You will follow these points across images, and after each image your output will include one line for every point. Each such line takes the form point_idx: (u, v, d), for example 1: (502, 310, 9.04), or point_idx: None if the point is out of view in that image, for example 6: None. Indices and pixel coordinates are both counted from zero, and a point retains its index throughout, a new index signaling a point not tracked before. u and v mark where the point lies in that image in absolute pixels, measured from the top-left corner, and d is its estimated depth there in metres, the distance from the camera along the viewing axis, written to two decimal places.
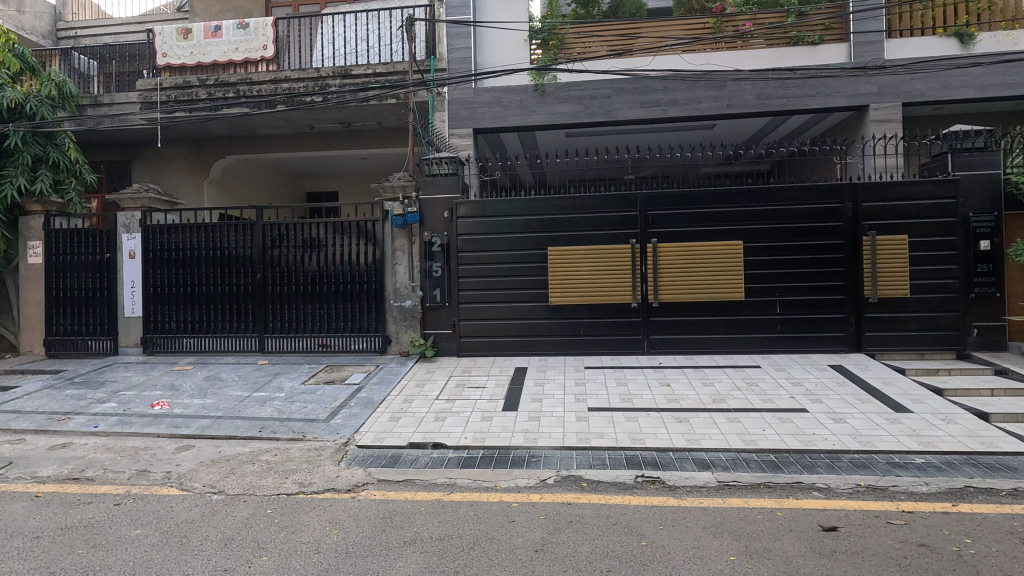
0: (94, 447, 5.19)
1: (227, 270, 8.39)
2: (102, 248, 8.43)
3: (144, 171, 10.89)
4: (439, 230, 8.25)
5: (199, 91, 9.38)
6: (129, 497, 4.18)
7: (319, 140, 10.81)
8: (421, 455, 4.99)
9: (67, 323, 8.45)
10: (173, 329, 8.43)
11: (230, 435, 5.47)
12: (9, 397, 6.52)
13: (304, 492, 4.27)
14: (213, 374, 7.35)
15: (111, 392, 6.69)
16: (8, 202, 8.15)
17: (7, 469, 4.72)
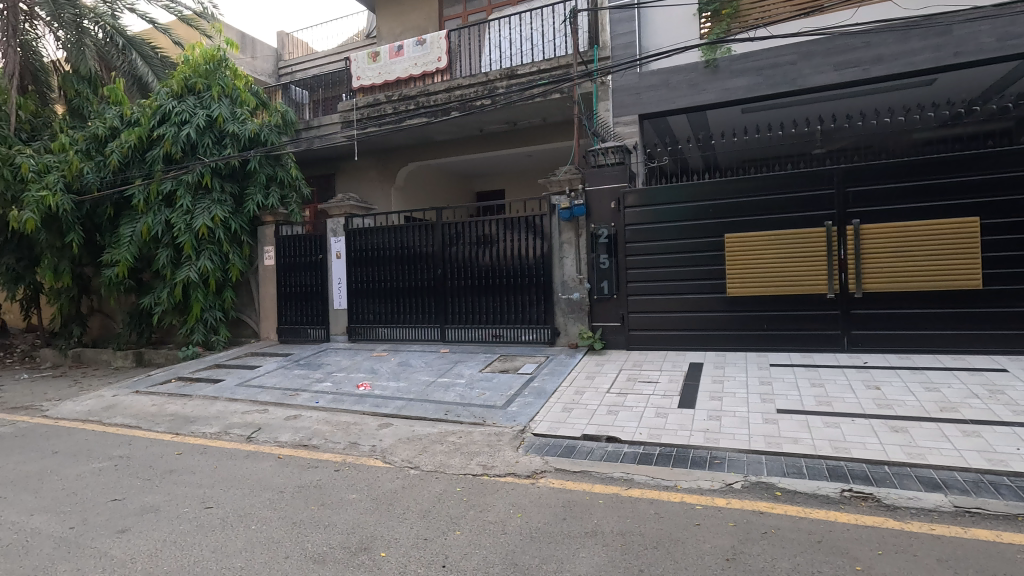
0: (317, 419, 6.13)
1: (413, 267, 9.28)
2: (316, 250, 9.90)
3: (344, 182, 12.53)
4: (606, 221, 8.14)
5: (386, 107, 10.48)
6: (345, 465, 4.85)
7: (488, 141, 11.40)
8: (596, 447, 5.00)
9: (293, 314, 10.07)
10: (371, 319, 9.59)
11: (422, 416, 6.04)
12: (256, 375, 8.00)
13: (488, 474, 4.55)
14: (404, 361, 8.20)
15: (327, 373, 7.84)
16: (251, 215, 9.90)
17: (258, 433, 5.79)
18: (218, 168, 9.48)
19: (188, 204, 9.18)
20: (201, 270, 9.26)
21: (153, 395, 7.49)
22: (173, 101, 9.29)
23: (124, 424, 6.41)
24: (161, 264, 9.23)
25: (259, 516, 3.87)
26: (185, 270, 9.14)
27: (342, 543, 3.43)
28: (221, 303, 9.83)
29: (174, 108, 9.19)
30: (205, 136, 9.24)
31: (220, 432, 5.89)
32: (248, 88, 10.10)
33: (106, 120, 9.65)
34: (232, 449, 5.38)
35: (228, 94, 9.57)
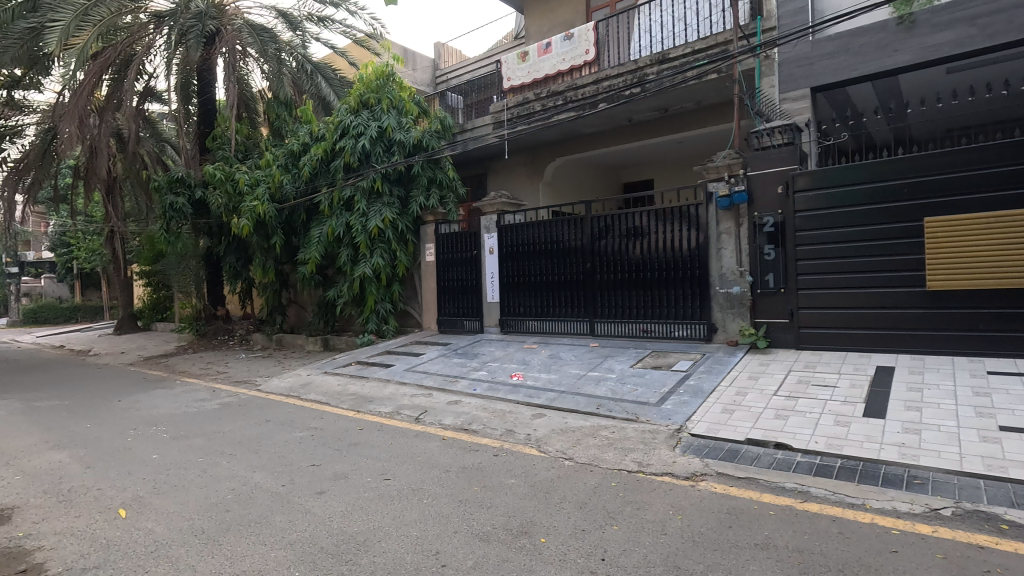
0: (475, 406, 6.50)
1: (563, 261, 9.40)
2: (471, 246, 10.48)
3: (495, 180, 13.10)
4: (771, 208, 7.44)
5: (535, 105, 10.73)
6: (503, 451, 5.07)
7: (637, 130, 11.10)
8: (763, 453, 4.61)
9: (451, 306, 10.80)
10: (522, 312, 9.93)
11: (573, 408, 6.10)
12: (420, 362, 8.73)
13: (644, 472, 4.44)
14: (554, 353, 8.36)
15: (483, 362, 8.29)
16: (415, 215, 10.80)
17: (425, 415, 6.32)
18: (387, 174, 10.48)
19: (363, 208, 10.27)
20: (374, 266, 10.33)
21: (338, 376, 8.56)
22: (351, 116, 10.45)
23: (317, 400, 7.42)
24: (342, 261, 10.47)
25: (429, 491, 4.21)
26: (361, 266, 10.27)
27: (504, 525, 3.60)
28: (390, 296, 10.87)
29: (352, 122, 10.32)
30: (377, 146, 10.28)
31: (393, 412, 6.54)
32: (412, 98, 11.00)
33: (300, 138, 11.19)
34: (404, 428, 5.94)
35: (395, 106, 10.54)
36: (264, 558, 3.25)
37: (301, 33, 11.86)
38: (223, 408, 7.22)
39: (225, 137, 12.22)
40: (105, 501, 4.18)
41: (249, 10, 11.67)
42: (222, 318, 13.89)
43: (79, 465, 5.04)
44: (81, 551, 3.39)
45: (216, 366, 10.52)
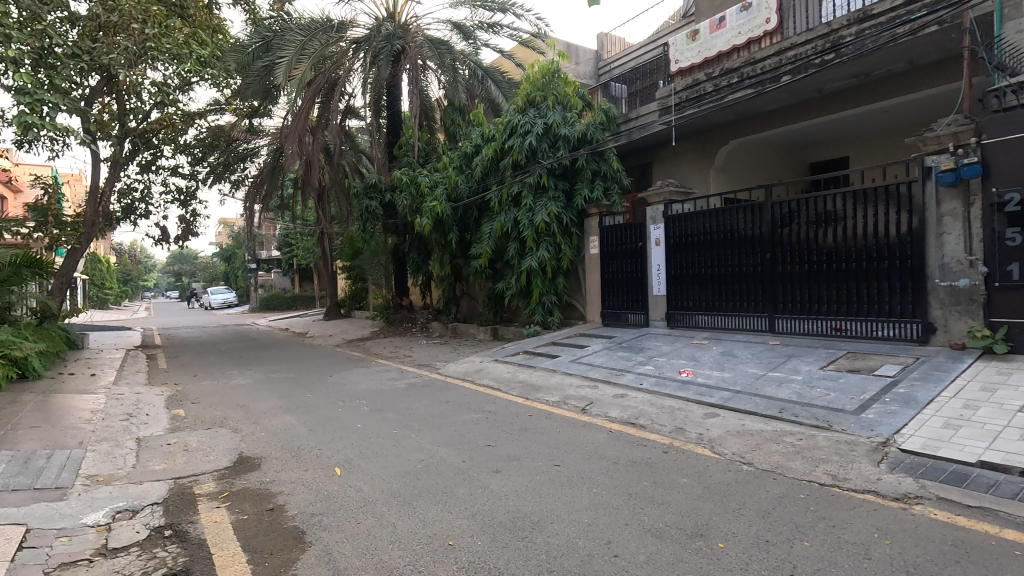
0: (642, 400, 6.39)
1: (739, 251, 8.78)
2: (636, 238, 10.29)
3: (661, 169, 12.64)
4: (1017, 182, 6.04)
5: (707, 86, 10.09)
6: (674, 448, 4.91)
7: (828, 102, 9.84)
8: (1003, 480, 3.81)
9: (615, 299, 10.71)
10: (690, 306, 9.50)
11: (751, 410, 5.67)
12: (585, 354, 8.81)
13: (839, 487, 3.96)
14: (727, 350, 7.83)
15: (649, 357, 8.08)
16: (579, 208, 10.89)
17: (591, 407, 6.38)
18: (553, 169, 10.73)
19: (530, 203, 10.65)
20: (540, 259, 10.65)
21: (507, 364, 9.04)
22: (519, 115, 10.88)
23: (489, 386, 7.93)
24: (510, 255, 10.99)
25: (598, 481, 4.25)
26: (528, 260, 10.67)
27: (678, 524, 3.49)
28: (554, 289, 11.13)
29: (519, 121, 10.73)
30: (543, 142, 10.56)
31: (560, 402, 6.72)
32: (576, 92, 11.09)
33: (473, 140, 11.97)
34: (571, 417, 6.06)
35: (561, 101, 10.73)
36: (450, 525, 3.58)
37: (473, 42, 12.67)
38: (410, 388, 8.09)
39: (409, 144, 13.58)
40: (325, 459, 4.97)
41: (428, 26, 12.79)
42: (406, 307, 15.50)
43: (304, 428, 6.05)
44: (310, 498, 4.07)
45: (403, 350, 11.79)
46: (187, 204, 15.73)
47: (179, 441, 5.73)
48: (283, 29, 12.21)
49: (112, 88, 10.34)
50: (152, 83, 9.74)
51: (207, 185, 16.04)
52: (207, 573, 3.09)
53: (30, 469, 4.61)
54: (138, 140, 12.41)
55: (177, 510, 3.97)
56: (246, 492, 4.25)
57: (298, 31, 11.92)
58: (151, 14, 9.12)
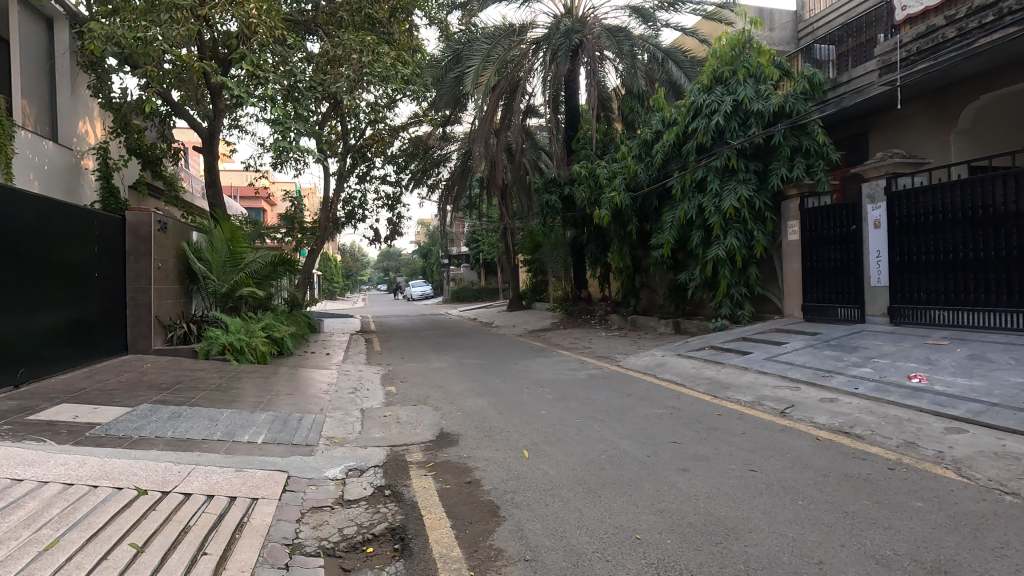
0: (858, 407, 5.55)
1: (996, 231, 7.15)
2: (849, 221, 8.97)
3: (881, 138, 10.82)
4: None
5: (947, 31, 8.32)
6: (903, 466, 4.17)
7: None
8: None
9: (819, 291, 9.49)
10: (922, 300, 7.98)
11: (1015, 429, 4.55)
12: (783, 351, 7.96)
13: None
14: (977, 353, 6.39)
15: (865, 358, 6.98)
16: (775, 190, 9.85)
17: (792, 410, 5.74)
18: (743, 149, 9.88)
19: (717, 188, 9.96)
20: (729, 248, 9.87)
21: (692, 359, 8.59)
22: (704, 94, 10.19)
23: (673, 381, 7.63)
24: (695, 244, 10.40)
25: (804, 493, 3.80)
26: (714, 249, 9.98)
27: (911, 554, 2.96)
28: (746, 280, 10.23)
29: (705, 101, 10.05)
30: (732, 120, 9.74)
31: (754, 402, 6.17)
32: (772, 61, 10.00)
33: (653, 126, 11.54)
34: (768, 420, 5.53)
35: (753, 74, 9.80)
36: (637, 519, 3.52)
37: (653, 24, 12.22)
38: (591, 378, 8.19)
39: (587, 137, 13.64)
40: (514, 441, 5.26)
41: (606, 15, 12.67)
42: (585, 299, 15.66)
43: (494, 410, 6.50)
44: (501, 476, 4.36)
45: (582, 342, 11.95)
46: (393, 208, 17.94)
47: (392, 414, 6.58)
48: (470, 40, 13.15)
49: (337, 112, 12.21)
50: (367, 104, 11.30)
51: (409, 189, 18.10)
52: (419, 531, 3.49)
53: (289, 428, 5.70)
54: (356, 155, 14.51)
55: (394, 473, 4.57)
56: (447, 464, 4.72)
57: (484, 39, 12.73)
58: (366, 44, 10.56)
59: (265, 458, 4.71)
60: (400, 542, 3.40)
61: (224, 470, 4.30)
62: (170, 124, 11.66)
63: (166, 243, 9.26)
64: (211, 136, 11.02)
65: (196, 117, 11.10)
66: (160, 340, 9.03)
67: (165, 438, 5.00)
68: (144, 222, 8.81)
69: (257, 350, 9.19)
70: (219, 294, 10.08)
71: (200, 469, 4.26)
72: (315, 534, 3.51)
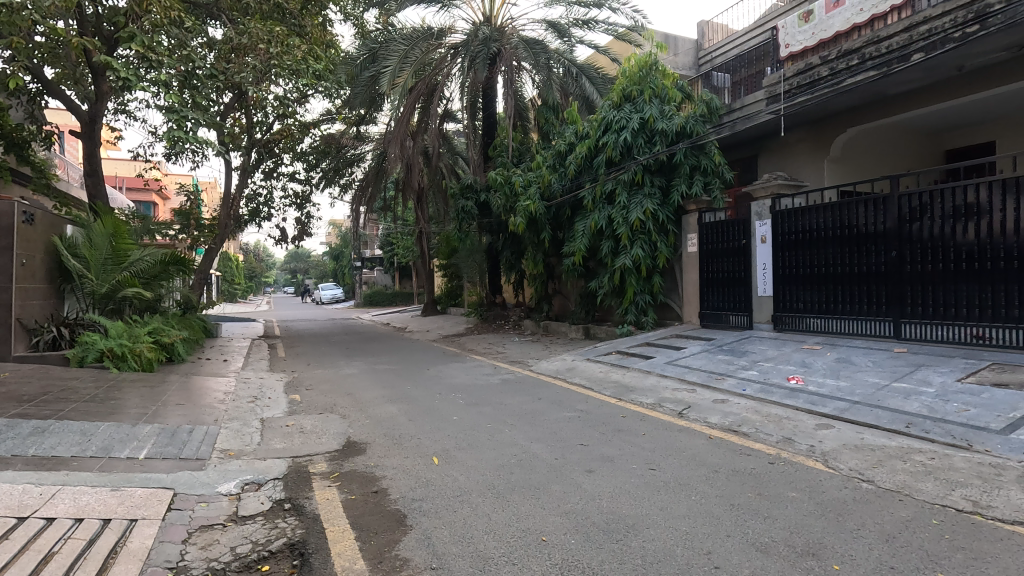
0: (745, 407, 6.03)
1: (861, 249, 8.08)
2: (740, 235, 9.75)
3: (769, 161, 11.89)
4: None
5: (821, 69, 9.34)
6: (781, 460, 4.59)
7: (972, 81, 8.79)
8: None
9: (714, 300, 10.23)
10: (801, 309, 8.87)
11: (872, 424, 5.17)
12: (682, 356, 8.49)
13: (980, 515, 3.48)
14: (844, 357, 7.19)
15: (752, 361, 7.63)
16: (677, 205, 10.52)
17: (688, 411, 6.15)
18: (649, 165, 10.45)
19: (625, 200, 10.45)
20: (635, 258, 10.39)
21: (600, 363, 8.94)
22: (614, 110, 10.69)
23: (582, 385, 7.88)
24: (604, 253, 10.83)
25: (697, 488, 4.08)
26: (622, 258, 10.45)
27: (786, 540, 3.26)
28: (650, 288, 10.80)
29: (614, 117, 10.55)
30: (638, 137, 10.29)
31: (655, 404, 6.53)
32: (675, 84, 10.71)
33: (566, 138, 11.95)
34: (668, 421, 5.87)
35: (658, 95, 10.42)
36: (544, 521, 3.60)
37: (568, 39, 12.65)
38: (504, 383, 8.27)
39: (503, 145, 13.88)
40: (423, 448, 5.19)
41: (523, 27, 12.95)
42: (499, 305, 15.81)
43: (405, 417, 6.37)
44: (410, 484, 4.29)
45: (495, 347, 12.03)
46: (302, 207, 17.13)
47: (295, 423, 6.25)
48: (387, 40, 12.93)
49: (242, 103, 11.51)
50: (275, 98, 10.75)
51: (320, 189, 17.39)
52: (321, 545, 3.35)
53: (177, 441, 5.26)
54: (262, 149, 13.76)
55: (295, 486, 4.34)
56: (354, 474, 4.56)
57: (401, 40, 12.57)
58: (274, 35, 10.04)
59: (147, 475, 4.31)
60: (299, 558, 3.24)
61: (96, 490, 3.88)
62: (41, 103, 10.38)
63: (33, 237, 8.25)
64: (92, 120, 9.94)
65: (74, 98, 9.99)
66: (22, 347, 7.99)
67: (25, 457, 4.43)
68: (5, 213, 7.80)
69: (142, 357, 8.36)
70: (98, 294, 9.11)
71: (67, 490, 3.82)
72: (204, 555, 3.26)
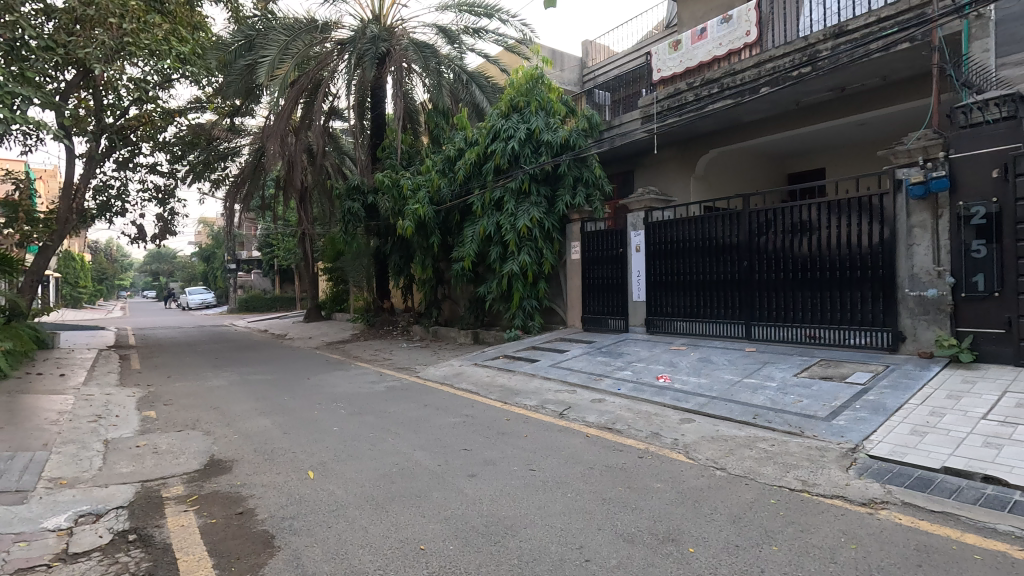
0: (619, 406, 6.42)
1: (719, 259, 8.97)
2: (617, 244, 10.39)
3: (643, 176, 12.83)
4: (981, 196, 6.36)
5: (688, 95, 10.27)
6: (649, 454, 4.94)
7: (807, 115, 10.15)
8: (966, 486, 3.92)
9: (595, 304, 10.80)
10: (670, 313, 9.66)
11: (726, 416, 5.75)
12: (565, 358, 8.85)
13: (809, 492, 4.00)
14: (705, 356, 7.93)
15: (627, 362, 8.16)
16: (561, 214, 10.97)
17: (568, 411, 6.41)
18: (535, 174, 10.79)
19: (512, 208, 10.68)
20: (521, 264, 10.65)
21: (488, 367, 9.05)
22: (502, 119, 10.92)
23: (468, 389, 7.91)
24: (493, 258, 10.98)
25: (573, 486, 4.26)
26: (509, 264, 10.68)
27: (650, 529, 3.50)
28: (536, 293, 11.16)
29: (503, 126, 10.78)
30: (526, 147, 10.59)
31: (538, 406, 6.73)
32: (560, 98, 11.18)
33: (456, 144, 11.98)
34: (549, 421, 6.08)
35: (544, 107, 10.80)
36: (423, 529, 3.56)
37: (458, 46, 12.70)
38: (389, 390, 8.06)
39: (392, 147, 13.61)
40: (297, 463, 4.89)
41: (414, 29, 12.79)
42: (387, 310, 15.40)
43: (279, 431, 5.97)
44: (280, 502, 4.02)
45: (382, 354, 11.71)
46: (164, 202, 15.46)
47: (148, 443, 5.60)
48: (267, 28, 12.11)
49: (90, 83, 10.15)
50: (131, 79, 9.62)
51: (186, 183, 15.80)
52: None
53: None
54: (116, 136, 12.23)
55: (143, 514, 3.88)
56: (215, 496, 4.18)
57: (281, 30, 11.84)
58: (130, 9, 8.98)
59: None
60: None
61: None
62: None
63: None
64: None
65: None
66: None
67: None
68: None
69: None
70: None
71: None
72: None
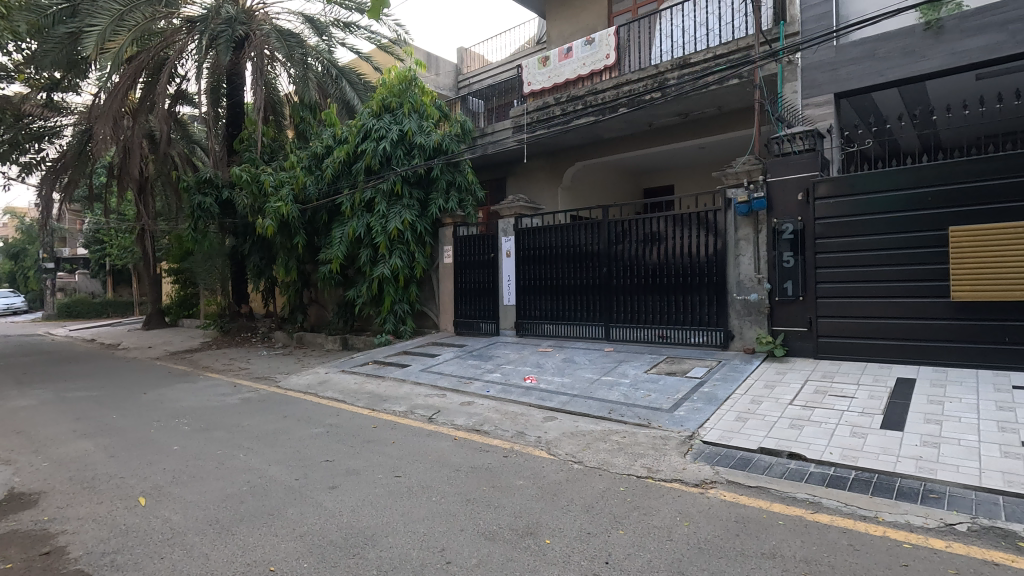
0: (487, 407, 6.55)
1: (582, 265, 9.55)
2: (489, 249, 10.62)
3: (515, 184, 13.25)
4: (790, 215, 7.51)
5: (556, 109, 10.82)
6: (514, 453, 5.10)
7: (658, 135, 11.20)
8: (775, 462, 4.59)
9: (467, 308, 10.93)
10: (538, 316, 10.07)
11: (585, 412, 6.13)
12: (436, 362, 8.83)
13: (653, 477, 4.41)
14: (568, 357, 8.38)
15: (497, 364, 8.35)
16: (434, 217, 10.95)
17: (438, 415, 6.40)
18: (407, 176, 10.64)
19: (383, 210, 10.42)
20: (393, 267, 10.44)
21: (355, 374, 8.72)
22: (373, 119, 10.63)
23: (334, 398, 7.56)
24: (363, 261, 10.62)
25: (438, 489, 4.26)
26: (379, 267, 10.40)
27: (510, 525, 3.62)
28: (408, 297, 11.02)
29: (374, 125, 10.49)
30: (398, 148, 10.40)
31: (407, 411, 6.63)
32: (433, 102, 11.16)
33: (324, 141, 11.42)
34: (418, 426, 6.02)
35: (417, 110, 10.70)
36: (275, 549, 3.33)
37: (327, 38, 12.10)
38: (244, 402, 7.43)
39: (252, 139, 12.61)
40: (126, 489, 4.31)
41: (277, 15, 11.96)
42: (245, 315, 14.21)
43: (104, 454, 5.22)
44: (101, 536, 3.51)
45: (238, 363, 10.77)
46: None
47: None
48: None
49: None
50: None
51: None
52: None
53: None
54: None
55: None
56: (12, 536, 3.54)
57: None
58: None
59: None
60: None
61: None
62: None
63: None
64: None
65: None
66: None
67: None
68: None
69: None
70: None
71: None
72: None
